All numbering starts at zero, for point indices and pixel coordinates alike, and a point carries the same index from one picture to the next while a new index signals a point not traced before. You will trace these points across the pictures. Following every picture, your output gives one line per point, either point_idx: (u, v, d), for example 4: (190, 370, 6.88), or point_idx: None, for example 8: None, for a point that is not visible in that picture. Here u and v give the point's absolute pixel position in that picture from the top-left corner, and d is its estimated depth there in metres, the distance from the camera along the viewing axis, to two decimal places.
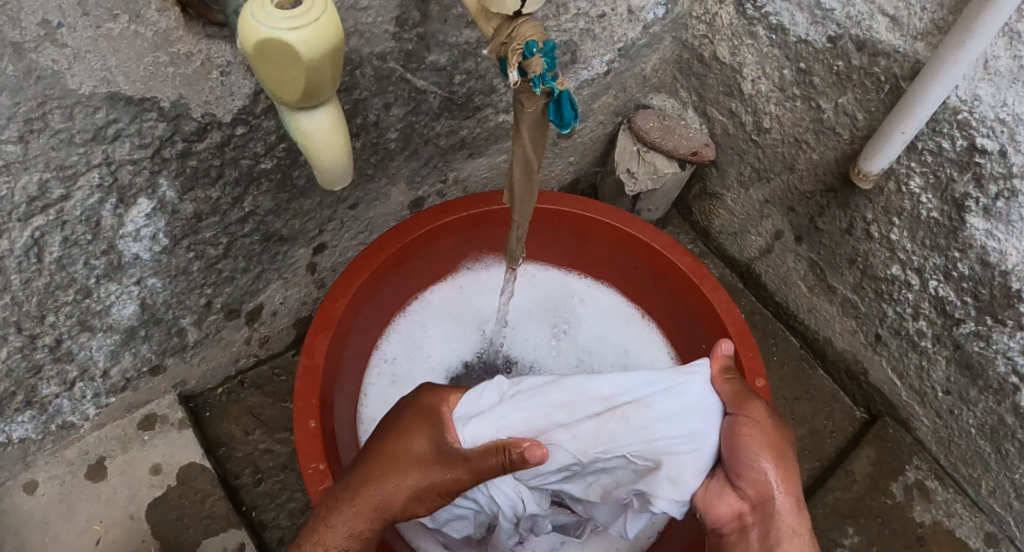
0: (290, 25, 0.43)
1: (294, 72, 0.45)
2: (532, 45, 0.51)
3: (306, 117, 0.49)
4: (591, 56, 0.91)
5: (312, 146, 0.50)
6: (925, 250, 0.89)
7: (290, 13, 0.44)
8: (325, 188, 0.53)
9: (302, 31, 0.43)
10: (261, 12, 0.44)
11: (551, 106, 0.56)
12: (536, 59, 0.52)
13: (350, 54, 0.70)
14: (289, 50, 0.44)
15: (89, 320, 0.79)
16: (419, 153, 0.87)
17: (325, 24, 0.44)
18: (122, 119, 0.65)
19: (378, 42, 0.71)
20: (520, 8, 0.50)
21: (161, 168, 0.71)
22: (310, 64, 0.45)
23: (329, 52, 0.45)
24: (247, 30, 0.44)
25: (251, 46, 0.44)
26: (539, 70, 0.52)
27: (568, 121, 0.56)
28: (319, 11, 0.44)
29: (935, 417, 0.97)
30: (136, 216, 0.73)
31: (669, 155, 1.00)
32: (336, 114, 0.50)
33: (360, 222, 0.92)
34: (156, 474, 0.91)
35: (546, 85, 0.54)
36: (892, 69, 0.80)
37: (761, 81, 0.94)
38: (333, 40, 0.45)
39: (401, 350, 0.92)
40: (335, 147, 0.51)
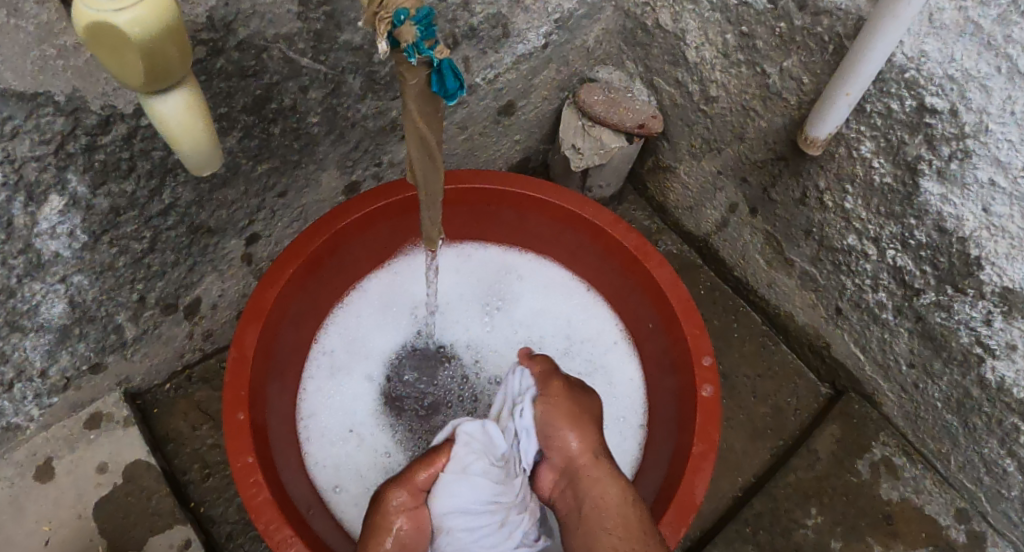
0: (119, 9, 0.41)
1: (131, 57, 0.43)
2: (401, 13, 0.48)
3: (158, 101, 0.48)
4: (525, 29, 0.88)
5: (171, 129, 0.49)
6: (880, 218, 0.85)
7: None
8: (192, 169, 0.52)
9: (131, 12, 0.41)
10: None
11: (433, 76, 0.54)
12: (407, 27, 0.49)
13: (252, 38, 0.68)
14: (119, 34, 0.42)
15: (18, 321, 0.78)
16: (346, 137, 0.85)
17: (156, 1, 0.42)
18: (18, 116, 0.62)
19: (283, 23, 0.69)
20: None
21: (67, 164, 0.69)
22: (147, 47, 0.43)
23: (166, 32, 0.43)
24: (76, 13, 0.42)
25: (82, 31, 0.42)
26: (412, 39, 0.50)
27: (454, 92, 0.55)
28: None
29: (900, 391, 0.94)
30: (49, 213, 0.71)
31: (616, 129, 0.96)
32: (190, 94, 0.49)
33: (293, 210, 0.90)
34: (103, 473, 0.91)
35: (421, 55, 0.51)
36: (834, 28, 0.76)
37: (705, 47, 0.90)
38: (167, 19, 0.43)
39: (340, 340, 0.92)
40: (196, 128, 0.50)
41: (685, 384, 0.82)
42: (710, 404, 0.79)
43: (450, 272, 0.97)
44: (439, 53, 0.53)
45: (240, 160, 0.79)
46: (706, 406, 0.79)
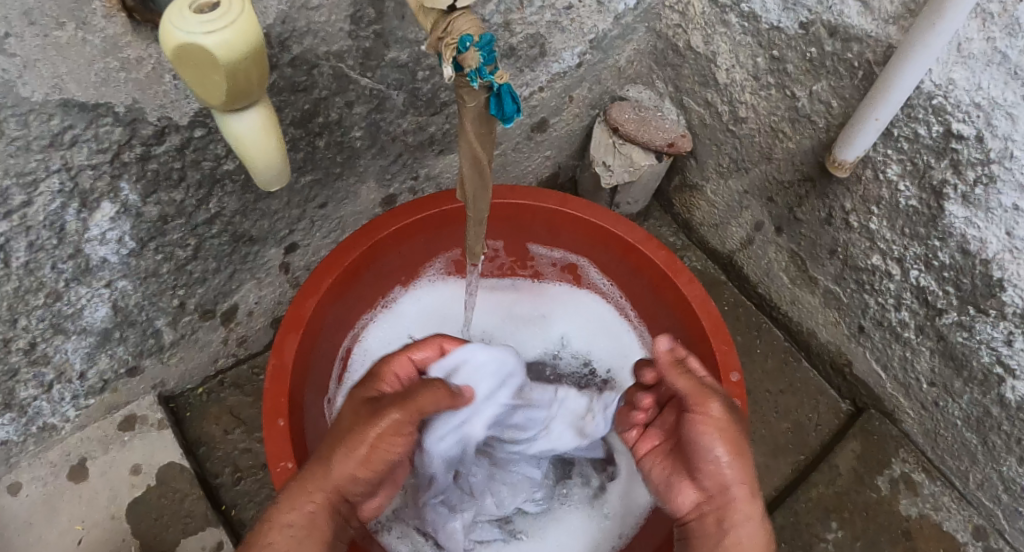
0: (203, 30, 0.41)
1: (217, 79, 0.43)
2: (466, 40, 0.51)
3: (235, 121, 0.47)
4: (561, 49, 0.90)
5: (241, 147, 0.49)
6: (905, 239, 0.87)
7: (205, 19, 0.41)
8: (262, 187, 0.52)
9: (221, 33, 0.41)
10: (181, 18, 0.41)
11: (493, 100, 0.56)
12: (471, 53, 0.52)
13: (305, 54, 0.70)
14: (206, 55, 0.41)
15: (62, 323, 0.81)
16: (386, 151, 0.88)
17: (246, 28, 0.42)
18: (79, 125, 0.63)
19: (335, 42, 0.70)
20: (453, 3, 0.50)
21: (121, 173, 0.69)
22: (223, 69, 0.42)
23: (242, 57, 0.42)
24: (165, 36, 0.41)
25: (170, 51, 0.42)
26: (475, 64, 0.52)
27: (510, 115, 0.56)
28: (237, 15, 0.42)
29: (920, 408, 0.95)
30: (100, 219, 0.72)
31: (646, 147, 0.99)
32: (269, 112, 0.48)
33: (331, 221, 0.93)
34: (135, 475, 0.93)
35: (483, 79, 0.53)
36: (864, 54, 0.78)
37: (735, 69, 0.93)
38: (253, 43, 0.43)
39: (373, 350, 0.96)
40: (267, 146, 0.49)
41: None
42: None
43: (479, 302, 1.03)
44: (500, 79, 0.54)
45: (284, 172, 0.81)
46: None
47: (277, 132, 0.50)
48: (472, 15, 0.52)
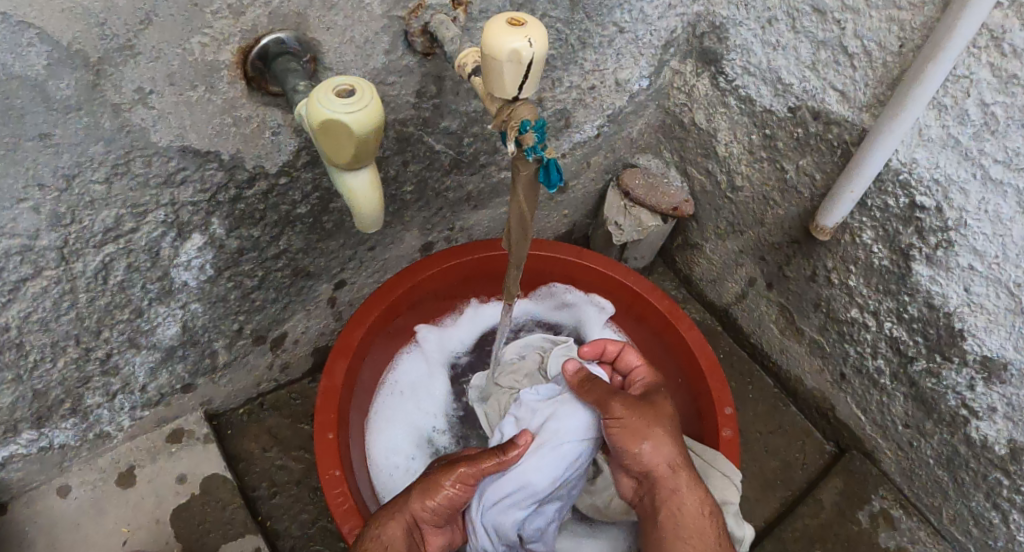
0: (345, 109, 0.55)
1: (349, 146, 0.56)
2: (525, 123, 0.64)
3: (351, 178, 0.60)
4: (583, 122, 1.05)
5: (351, 199, 0.61)
6: (880, 295, 1.00)
7: (347, 101, 0.55)
8: (363, 231, 0.64)
9: (358, 113, 0.55)
10: (327, 99, 0.55)
11: (541, 170, 0.69)
12: (529, 134, 0.65)
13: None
14: (344, 128, 0.55)
15: (137, 338, 0.91)
16: (430, 204, 1.00)
17: (374, 110, 0.56)
18: (190, 167, 0.76)
19: (401, 110, 0.84)
20: (518, 94, 0.64)
21: (215, 210, 0.82)
22: (354, 138, 0.55)
23: (370, 130, 0.56)
24: (315, 112, 0.55)
25: (317, 123, 0.55)
26: (531, 143, 0.66)
27: (554, 182, 0.69)
28: (369, 100, 0.56)
29: (897, 449, 1.06)
30: (189, 248, 0.84)
31: (653, 210, 1.13)
32: (376, 172, 0.61)
33: (376, 262, 1.04)
34: (181, 483, 1.02)
35: (537, 155, 0.66)
36: (843, 136, 0.93)
37: (733, 144, 1.08)
38: (378, 122, 0.56)
39: (403, 388, 1.03)
40: (372, 201, 0.62)
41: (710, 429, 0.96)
42: (731, 444, 0.92)
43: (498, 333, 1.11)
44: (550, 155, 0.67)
45: (345, 217, 0.93)
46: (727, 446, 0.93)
47: (380, 189, 0.63)
48: (531, 105, 0.66)
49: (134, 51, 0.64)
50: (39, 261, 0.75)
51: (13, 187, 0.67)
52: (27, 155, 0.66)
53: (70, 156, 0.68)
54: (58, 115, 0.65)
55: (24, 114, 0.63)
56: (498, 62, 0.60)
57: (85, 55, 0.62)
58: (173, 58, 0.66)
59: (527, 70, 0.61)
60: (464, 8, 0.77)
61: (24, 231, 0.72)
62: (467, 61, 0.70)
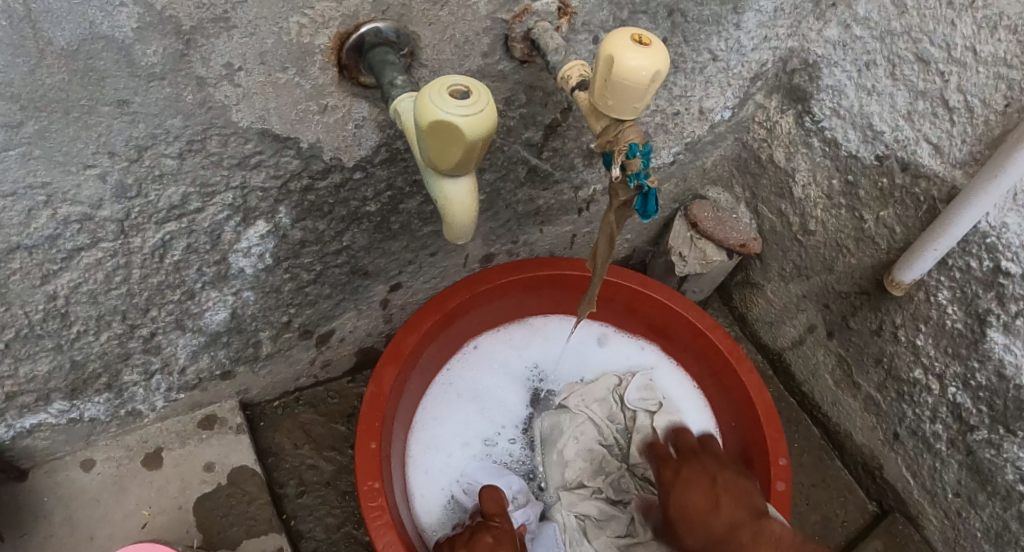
0: (460, 112, 0.50)
1: (456, 151, 0.52)
2: (634, 147, 0.62)
3: (448, 184, 0.57)
4: (661, 147, 1.02)
5: (444, 207, 0.58)
6: (947, 357, 0.96)
7: (462, 103, 0.51)
8: (451, 242, 0.61)
9: (472, 116, 0.51)
10: (440, 99, 0.51)
11: (639, 199, 0.66)
12: (636, 159, 0.62)
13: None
14: (456, 132, 0.51)
15: (184, 320, 0.89)
16: (497, 215, 0.98)
17: (489, 115, 0.52)
18: (266, 152, 0.73)
19: None
20: (630, 116, 0.61)
21: (284, 199, 0.79)
22: (463, 144, 0.52)
23: (482, 135, 0.52)
24: (425, 113, 0.51)
25: (426, 124, 0.51)
26: (637, 169, 0.63)
27: (650, 214, 0.66)
28: (483, 103, 0.52)
29: (943, 517, 1.02)
30: (252, 234, 0.81)
31: (720, 244, 1.10)
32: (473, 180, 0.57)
33: (435, 269, 1.01)
34: (208, 472, 0.99)
35: (640, 182, 0.63)
36: (930, 191, 0.90)
37: (811, 186, 1.04)
38: (491, 128, 0.52)
39: (461, 386, 1.04)
40: (467, 209, 0.58)
41: (761, 478, 0.93)
42: (783, 498, 0.89)
43: (573, 355, 1.09)
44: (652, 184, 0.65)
45: (413, 221, 0.91)
46: (779, 499, 0.89)
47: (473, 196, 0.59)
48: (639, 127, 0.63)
49: (229, 24, 0.61)
50: (98, 232, 0.72)
51: (85, 152, 0.64)
52: (101, 120, 0.62)
53: (146, 126, 0.65)
54: (140, 82, 0.61)
55: (105, 76, 0.59)
56: (631, 68, 0.57)
57: (176, 22, 0.59)
58: (268, 35, 0.63)
59: (654, 80, 0.58)
60: (569, 18, 0.75)
61: (88, 200, 0.69)
62: (570, 73, 0.67)
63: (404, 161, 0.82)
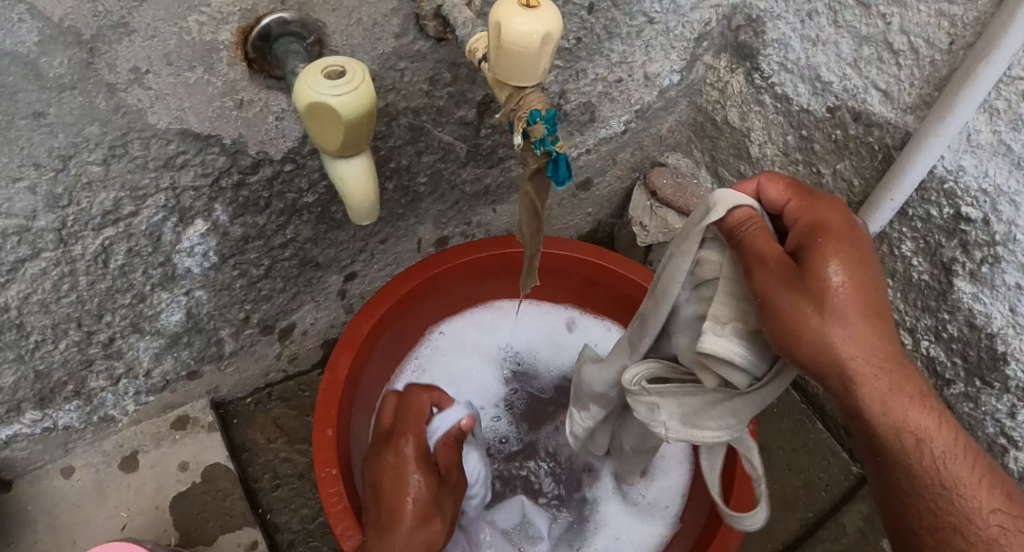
0: (333, 91, 0.50)
1: (337, 133, 0.52)
2: (535, 114, 0.61)
3: (342, 165, 0.56)
4: (609, 116, 1.01)
5: (342, 188, 0.57)
6: (917, 311, 0.94)
7: (335, 82, 0.50)
8: (357, 224, 0.60)
9: (346, 95, 0.50)
10: (313, 80, 0.51)
11: (550, 165, 0.64)
12: (539, 126, 0.61)
13: (389, 107, 0.80)
14: (332, 112, 0.51)
15: (141, 323, 0.90)
16: (445, 196, 0.97)
17: (366, 92, 0.51)
18: (190, 151, 0.73)
19: (414, 98, 0.81)
20: (530, 83, 0.60)
21: (218, 196, 0.80)
22: (342, 124, 0.51)
23: (359, 115, 0.51)
24: (300, 95, 0.51)
25: (302, 107, 0.51)
26: (540, 135, 0.62)
27: (564, 180, 0.64)
28: (359, 81, 0.51)
29: None
30: (192, 234, 0.82)
31: (680, 212, 1.07)
32: (369, 160, 0.57)
33: (388, 255, 1.02)
34: (183, 471, 1.01)
35: (545, 148, 0.62)
36: (884, 139, 0.87)
37: (767, 145, 1.02)
38: (370, 105, 0.52)
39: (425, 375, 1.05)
40: (365, 189, 0.58)
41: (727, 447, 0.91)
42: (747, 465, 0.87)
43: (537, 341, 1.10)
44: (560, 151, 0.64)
45: None
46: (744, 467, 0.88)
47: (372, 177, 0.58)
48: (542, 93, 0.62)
49: (128, 29, 0.61)
50: (37, 242, 0.74)
51: (6, 165, 0.65)
52: (20, 133, 0.63)
53: (65, 136, 0.66)
54: (52, 93, 0.62)
55: (16, 91, 0.60)
56: (519, 36, 0.56)
57: (77, 31, 0.59)
58: (170, 36, 0.63)
59: (546, 43, 0.57)
60: None
61: (20, 212, 0.70)
62: (475, 46, 0.65)
63: None
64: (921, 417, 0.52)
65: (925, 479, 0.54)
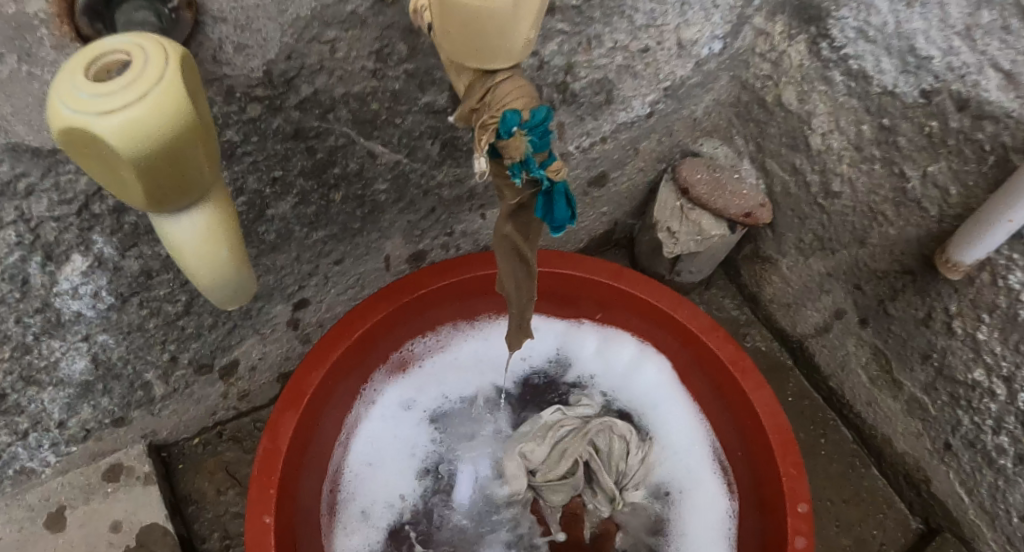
0: (98, 106, 0.30)
1: (124, 174, 0.32)
2: (511, 118, 0.39)
3: (170, 223, 0.36)
4: (631, 96, 0.77)
5: (178, 256, 0.38)
6: (1019, 357, 0.71)
7: (104, 90, 0.30)
8: (218, 307, 0.41)
9: (121, 115, 0.30)
10: (72, 88, 0.31)
11: (540, 199, 0.44)
12: (517, 139, 0.39)
13: (318, 95, 0.57)
14: (104, 144, 0.31)
15: (35, 375, 0.70)
16: (415, 205, 0.75)
17: (162, 105, 0.31)
18: (33, 172, 0.52)
19: (355, 81, 0.58)
20: (501, 67, 0.39)
21: (93, 224, 0.59)
22: (125, 161, 0.31)
23: (151, 157, 0.31)
24: (52, 115, 0.31)
25: (59, 135, 0.31)
26: (520, 154, 0.40)
27: (562, 223, 0.44)
28: (151, 84, 0.31)
29: (1006, 544, 0.82)
30: (71, 272, 0.62)
31: (718, 214, 0.84)
32: (217, 213, 0.37)
33: (348, 277, 0.80)
34: (115, 532, 0.82)
35: (529, 174, 0.41)
36: (999, 137, 0.64)
37: (834, 135, 0.78)
38: (176, 127, 0.32)
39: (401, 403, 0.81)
40: (214, 258, 0.38)
41: (772, 530, 0.72)
42: None
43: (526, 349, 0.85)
44: (550, 175, 0.42)
45: (293, 227, 0.69)
46: None
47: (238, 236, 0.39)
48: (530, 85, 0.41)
49: None
50: None
51: None
52: None
53: None
54: None
55: None
56: None
57: None
58: None
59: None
60: None
61: None
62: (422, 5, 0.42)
63: (248, 157, 0.59)
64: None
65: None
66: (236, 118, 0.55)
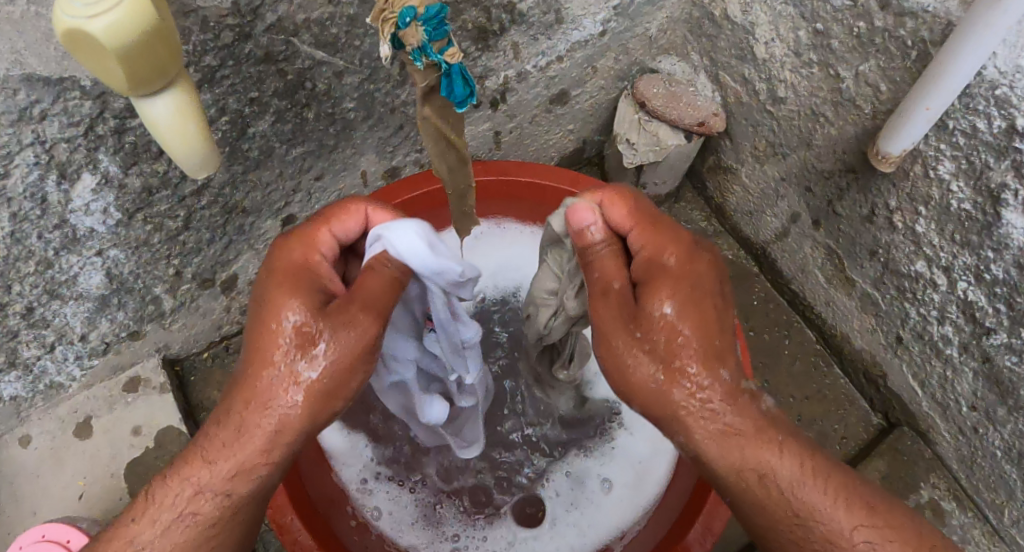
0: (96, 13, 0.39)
1: (113, 67, 0.41)
2: (406, 13, 0.49)
3: (148, 105, 0.46)
4: (581, 15, 0.83)
5: (156, 135, 0.48)
6: (954, 247, 0.75)
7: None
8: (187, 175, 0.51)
9: (106, 17, 0.39)
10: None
11: (443, 79, 0.54)
12: (411, 29, 0.49)
13: (283, 22, 0.66)
14: (96, 42, 0.40)
15: (58, 290, 0.79)
16: (385, 122, 0.83)
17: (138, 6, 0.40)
18: (45, 99, 0.61)
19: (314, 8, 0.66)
20: None
21: (98, 145, 0.67)
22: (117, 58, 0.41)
23: (136, 48, 0.41)
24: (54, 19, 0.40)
25: (60, 35, 0.40)
26: (416, 40, 0.50)
27: (462, 96, 0.54)
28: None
29: (956, 433, 0.85)
30: (82, 190, 0.71)
31: (673, 125, 0.91)
32: (181, 94, 0.47)
33: (330, 194, 0.90)
34: (137, 435, 0.96)
35: (427, 56, 0.51)
36: (919, 33, 0.67)
37: (776, 43, 0.83)
38: (148, 21, 0.41)
39: None
40: (185, 138, 0.48)
41: None
42: None
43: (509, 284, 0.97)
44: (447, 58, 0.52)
45: (274, 144, 0.78)
46: None
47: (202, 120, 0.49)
48: None
49: None
50: None
51: None
52: None
53: None
54: None
55: None
56: None
57: None
58: None
59: None
60: None
61: None
62: None
63: (227, 80, 0.68)
64: (760, 455, 0.54)
65: (776, 513, 0.55)
66: (213, 45, 0.64)
